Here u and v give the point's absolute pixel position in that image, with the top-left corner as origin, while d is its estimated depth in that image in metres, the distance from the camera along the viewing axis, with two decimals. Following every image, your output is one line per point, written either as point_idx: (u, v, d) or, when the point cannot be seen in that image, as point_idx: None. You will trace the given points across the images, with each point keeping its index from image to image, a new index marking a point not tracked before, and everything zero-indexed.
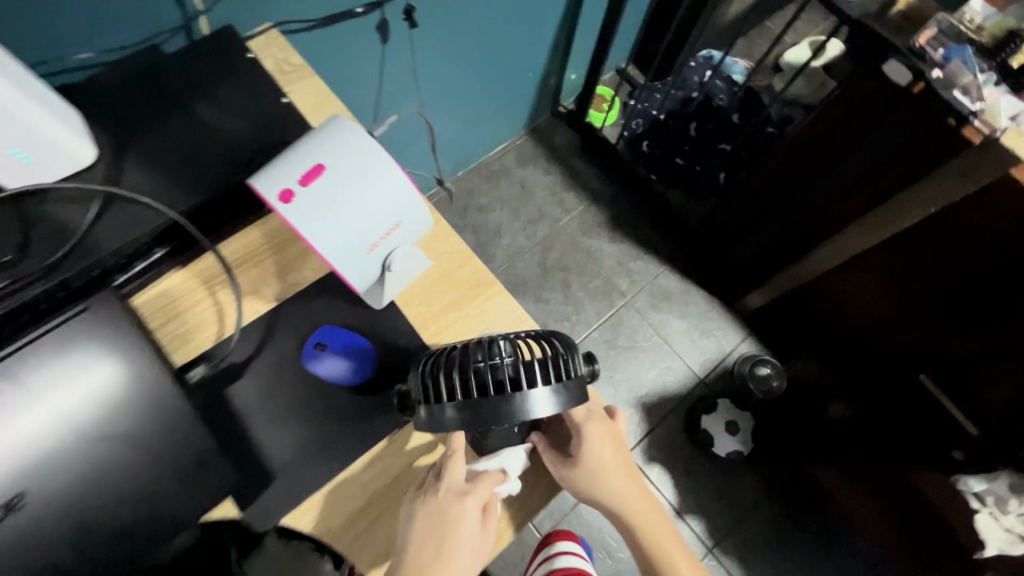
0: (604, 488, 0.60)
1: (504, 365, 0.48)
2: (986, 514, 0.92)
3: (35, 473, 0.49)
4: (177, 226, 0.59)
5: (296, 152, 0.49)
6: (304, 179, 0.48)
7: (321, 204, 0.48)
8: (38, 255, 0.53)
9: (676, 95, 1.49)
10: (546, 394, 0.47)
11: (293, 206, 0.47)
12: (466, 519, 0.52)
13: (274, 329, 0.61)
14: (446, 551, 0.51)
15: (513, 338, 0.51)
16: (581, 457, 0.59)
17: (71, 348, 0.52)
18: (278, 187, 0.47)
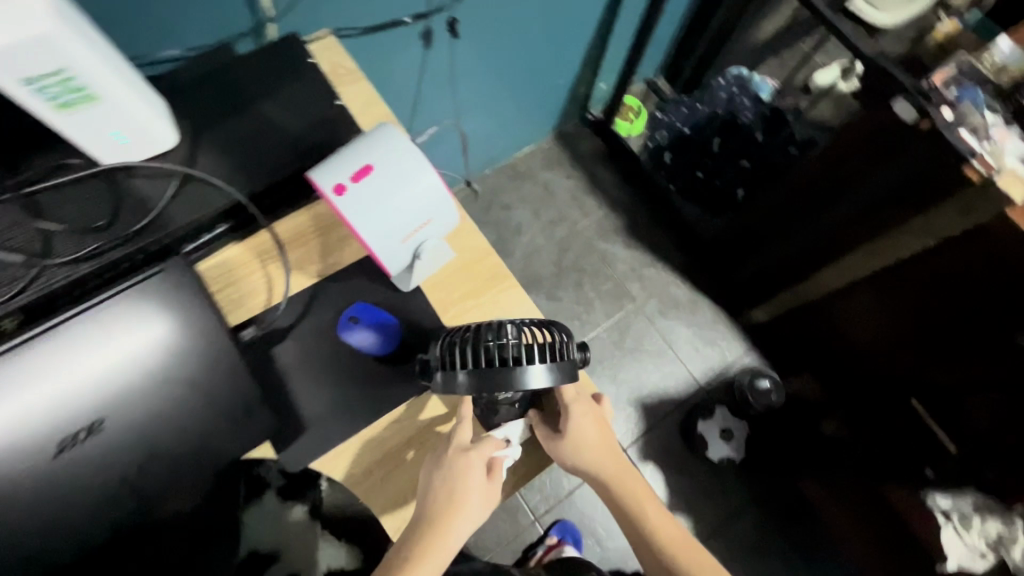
0: (586, 459, 0.68)
1: (511, 342, 0.56)
2: (951, 530, 1.06)
3: (114, 403, 0.60)
4: (240, 205, 0.68)
5: (349, 152, 0.57)
6: (355, 176, 0.56)
7: (367, 198, 0.56)
8: (126, 222, 0.64)
9: (701, 110, 1.57)
10: (541, 369, 0.56)
11: (344, 199, 0.56)
12: (471, 472, 0.61)
13: (315, 301, 0.70)
14: (455, 499, 0.60)
15: (521, 321, 0.59)
16: (567, 431, 0.67)
17: (147, 302, 0.62)
18: (333, 182, 0.56)
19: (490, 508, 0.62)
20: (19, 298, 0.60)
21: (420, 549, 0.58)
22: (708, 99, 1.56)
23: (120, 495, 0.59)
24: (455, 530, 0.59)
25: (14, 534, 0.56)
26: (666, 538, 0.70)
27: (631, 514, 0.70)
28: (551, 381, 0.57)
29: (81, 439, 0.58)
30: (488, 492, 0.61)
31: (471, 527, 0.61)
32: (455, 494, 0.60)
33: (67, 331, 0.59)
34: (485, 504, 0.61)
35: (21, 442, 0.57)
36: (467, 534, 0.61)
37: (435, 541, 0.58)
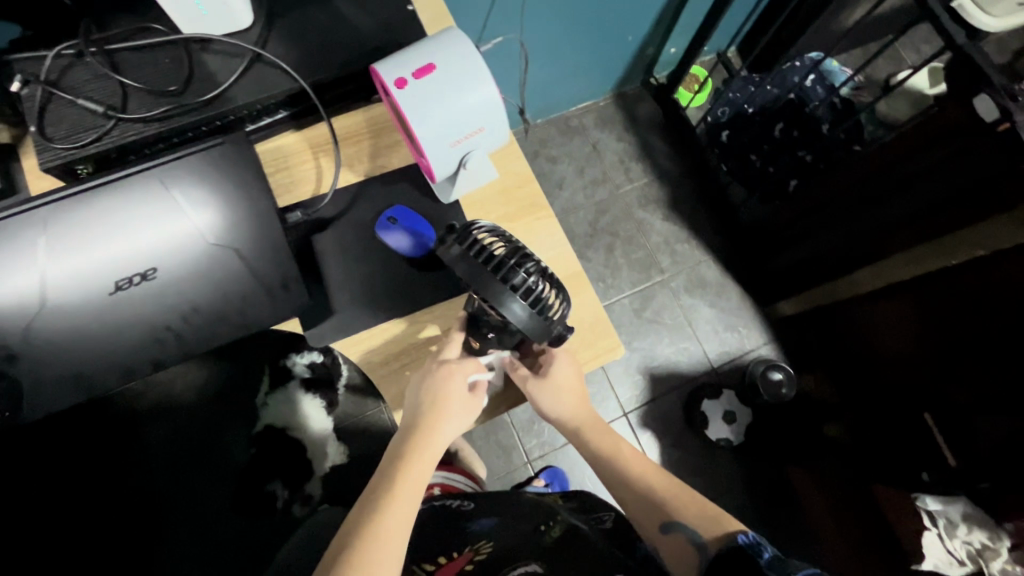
0: (557, 406, 0.72)
1: (519, 272, 0.53)
2: (934, 533, 1.03)
3: (167, 257, 0.65)
4: (304, 93, 0.70)
5: (415, 51, 0.60)
6: (417, 73, 0.58)
7: (423, 93, 0.58)
8: (195, 93, 0.67)
9: (769, 91, 1.42)
10: (519, 311, 0.52)
11: (404, 92, 0.58)
12: (453, 381, 0.65)
13: (358, 199, 0.73)
14: (439, 406, 0.64)
15: (543, 270, 0.56)
16: (545, 376, 0.70)
17: (206, 169, 0.66)
18: (396, 75, 0.58)
19: (473, 418, 0.67)
20: (95, 145, 0.65)
21: (414, 451, 0.62)
22: (778, 80, 1.42)
23: (163, 339, 0.65)
24: (442, 433, 0.64)
25: (72, 353, 0.63)
26: (643, 475, 0.70)
27: (605, 455, 0.73)
28: (514, 324, 0.53)
29: (135, 283, 0.64)
30: (469, 401, 0.66)
31: (456, 433, 0.65)
32: (438, 401, 0.64)
33: (135, 185, 0.65)
34: (466, 413, 0.66)
35: (86, 275, 0.63)
36: (452, 440, 0.65)
37: (425, 444, 0.63)
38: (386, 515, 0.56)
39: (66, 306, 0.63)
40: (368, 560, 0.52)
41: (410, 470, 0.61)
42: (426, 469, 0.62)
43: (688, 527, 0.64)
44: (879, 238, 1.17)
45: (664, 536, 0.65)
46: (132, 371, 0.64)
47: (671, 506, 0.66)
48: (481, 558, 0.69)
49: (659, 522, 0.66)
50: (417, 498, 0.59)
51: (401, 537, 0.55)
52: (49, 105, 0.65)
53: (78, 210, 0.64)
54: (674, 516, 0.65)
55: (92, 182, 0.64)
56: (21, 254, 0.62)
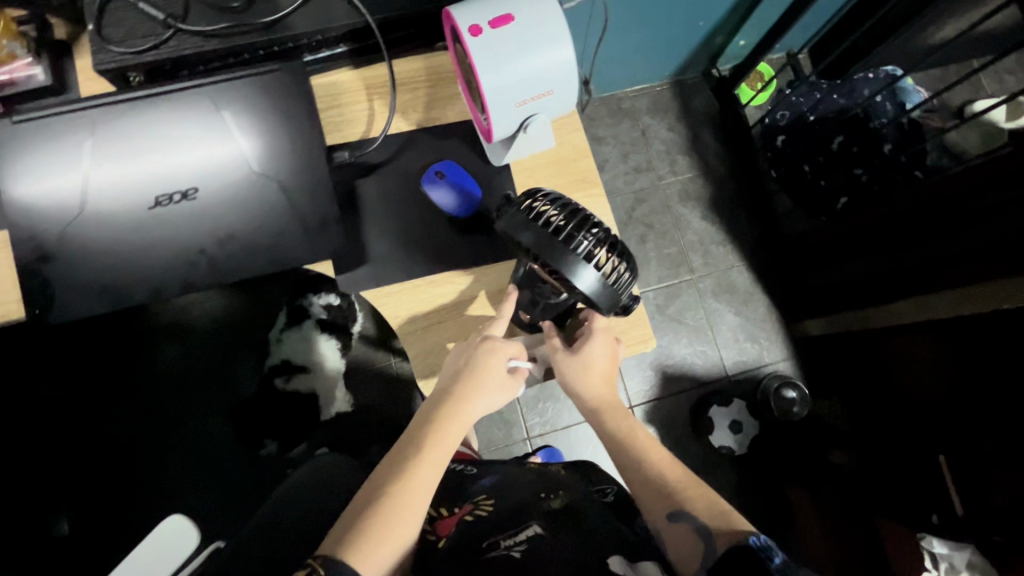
0: (584, 382, 0.66)
1: (587, 238, 0.49)
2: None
3: (210, 181, 0.64)
4: (367, 28, 0.67)
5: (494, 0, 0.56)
6: (493, 23, 0.55)
7: (498, 43, 0.55)
8: (258, 13, 0.64)
9: (836, 102, 1.30)
10: (588, 281, 0.48)
11: (477, 40, 0.55)
12: (494, 357, 0.63)
13: (406, 147, 0.70)
14: (477, 379, 0.62)
15: (609, 237, 0.51)
16: (579, 351, 0.66)
17: (262, 95, 0.64)
18: (470, 22, 0.55)
19: (507, 398, 0.65)
20: (150, 54, 0.62)
21: (446, 417, 0.60)
22: (846, 90, 1.29)
23: (197, 262, 0.64)
24: (476, 406, 0.61)
25: (106, 262, 0.62)
26: (660, 466, 0.61)
27: (620, 438, 0.65)
28: (584, 296, 0.49)
29: (175, 201, 0.63)
30: (507, 383, 0.64)
31: (489, 409, 0.63)
32: (476, 373, 0.62)
33: (186, 100, 0.63)
34: (502, 393, 0.64)
35: (128, 185, 0.62)
36: (485, 413, 0.63)
37: (457, 412, 0.60)
38: (410, 477, 0.54)
39: (105, 214, 0.62)
40: (387, 520, 0.52)
41: (439, 435, 0.59)
42: (455, 438, 0.60)
43: (697, 518, 0.55)
44: (930, 271, 1.12)
45: (670, 526, 0.56)
46: (163, 289, 0.64)
47: (679, 495, 0.58)
48: (483, 512, 0.66)
49: (666, 511, 0.57)
50: (443, 464, 0.58)
51: (421, 502, 0.54)
52: (110, 5, 0.63)
53: (126, 118, 0.63)
54: (682, 505, 0.56)
55: (144, 92, 0.63)
56: (67, 155, 0.62)
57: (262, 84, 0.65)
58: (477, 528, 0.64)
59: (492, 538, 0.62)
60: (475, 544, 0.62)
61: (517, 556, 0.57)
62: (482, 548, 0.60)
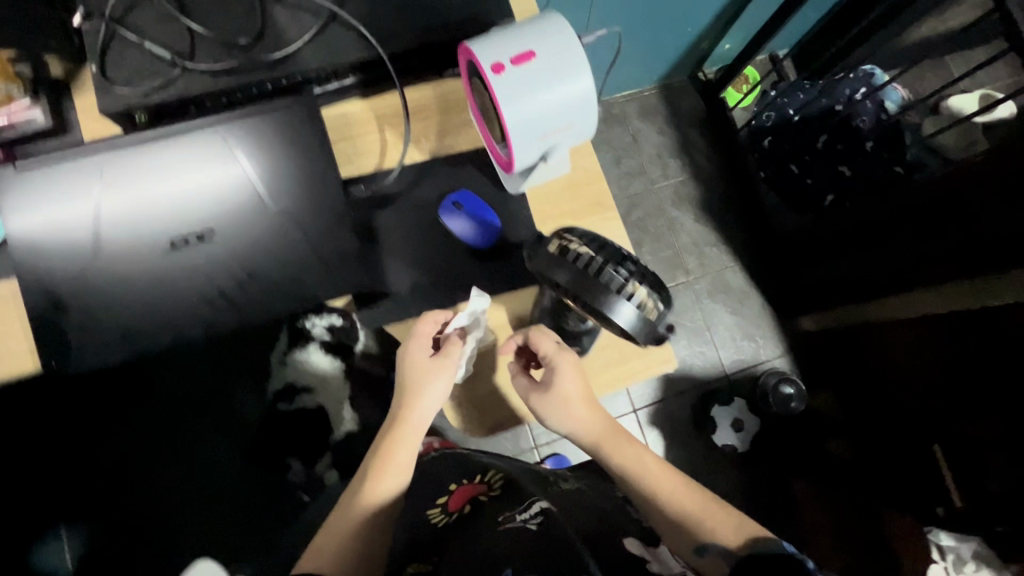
0: (564, 417, 0.65)
1: (621, 273, 0.49)
2: (940, 566, 1.10)
3: (225, 221, 0.63)
4: (378, 61, 0.67)
5: (513, 36, 0.56)
6: (515, 60, 0.55)
7: (522, 81, 0.55)
8: (267, 48, 0.63)
9: (820, 102, 1.34)
10: (627, 315, 0.48)
11: (500, 78, 0.55)
12: (412, 350, 0.64)
13: (422, 178, 0.70)
14: (404, 382, 0.64)
15: (642, 270, 0.51)
16: (550, 387, 0.64)
17: (276, 131, 0.64)
18: (493, 59, 0.55)
19: (447, 383, 0.63)
20: (158, 95, 0.61)
21: (393, 433, 0.64)
22: (828, 90, 1.33)
23: (216, 304, 0.63)
24: (420, 411, 0.64)
25: (122, 309, 0.61)
26: (671, 493, 0.59)
27: (629, 471, 0.62)
28: (623, 331, 0.49)
29: (191, 244, 0.62)
30: (430, 370, 0.63)
31: (425, 401, 0.63)
32: (403, 376, 0.64)
33: (197, 140, 0.63)
34: (431, 381, 0.63)
35: (141, 228, 0.62)
36: (434, 411, 0.64)
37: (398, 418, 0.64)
38: (361, 497, 0.61)
39: (119, 260, 0.61)
40: (347, 536, 0.59)
41: (390, 451, 0.63)
42: (408, 449, 0.63)
43: (722, 545, 0.54)
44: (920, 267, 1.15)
45: (697, 557, 0.55)
46: (182, 332, 0.63)
47: (699, 522, 0.56)
48: (494, 492, 0.67)
49: (690, 543, 0.55)
50: (400, 474, 0.63)
51: (381, 513, 0.61)
52: (111, 44, 0.61)
53: (136, 161, 0.61)
54: (706, 536, 0.55)
55: (154, 133, 0.62)
56: (74, 199, 0.60)
57: (275, 120, 0.64)
58: (490, 506, 0.64)
59: (506, 512, 0.61)
60: (491, 517, 0.62)
61: (534, 528, 0.57)
62: (496, 521, 0.60)
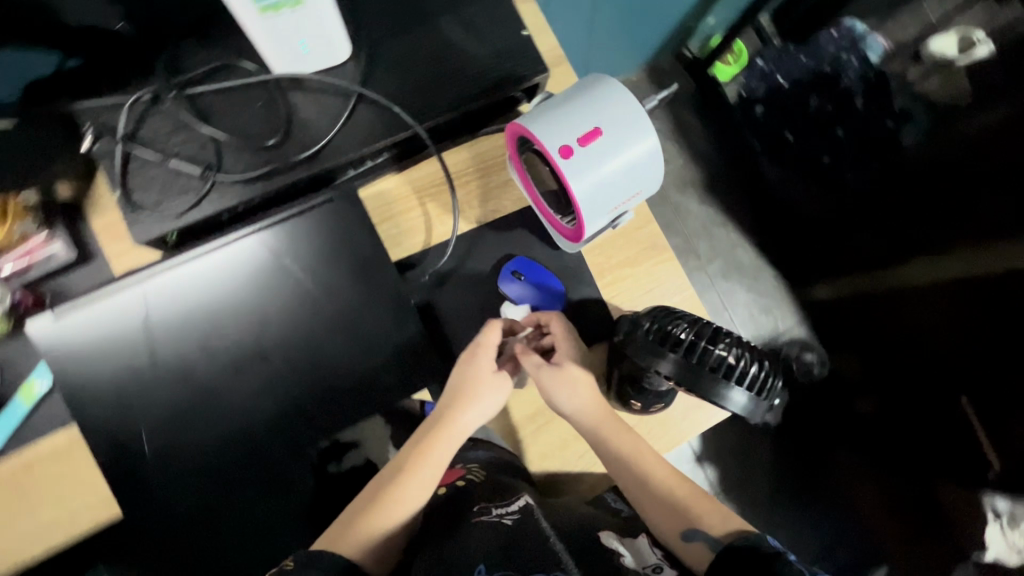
0: (574, 398, 0.60)
1: (720, 353, 0.49)
2: (997, 527, 1.07)
3: (282, 333, 0.60)
4: (415, 137, 0.63)
5: (574, 112, 0.53)
6: (583, 139, 0.53)
7: (593, 162, 0.53)
8: (298, 144, 0.59)
9: (801, 62, 1.15)
10: (737, 395, 0.47)
11: (570, 162, 0.53)
12: (479, 358, 0.61)
13: (473, 249, 0.67)
14: (464, 392, 0.60)
15: (740, 342, 0.50)
16: (562, 366, 0.60)
17: (324, 229, 0.61)
18: (559, 143, 0.53)
19: (502, 397, 0.61)
20: (194, 212, 0.57)
21: (432, 433, 0.59)
22: (813, 48, 1.13)
23: (286, 422, 0.60)
24: (465, 419, 0.59)
25: (192, 442, 0.58)
26: (667, 480, 0.57)
27: (625, 455, 0.58)
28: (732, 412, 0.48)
29: (252, 363, 0.59)
30: (496, 381, 0.61)
31: (481, 416, 0.60)
32: (465, 385, 0.60)
33: (240, 252, 0.59)
34: (493, 392, 0.61)
35: (202, 354, 0.59)
36: (480, 423, 0.61)
37: (444, 426, 0.59)
38: (392, 495, 0.56)
39: (180, 392, 0.58)
40: (363, 532, 0.54)
41: (426, 446, 0.59)
42: (445, 452, 0.59)
43: (712, 534, 0.52)
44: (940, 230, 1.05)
45: (683, 544, 0.52)
46: (253, 457, 0.59)
47: (691, 510, 0.54)
48: (473, 479, 0.60)
49: (678, 528, 0.53)
50: (432, 477, 0.58)
51: (407, 510, 0.56)
52: (133, 167, 0.57)
53: (182, 286, 0.58)
54: (695, 521, 0.53)
55: (195, 251, 0.58)
56: (128, 336, 0.58)
57: (319, 218, 0.61)
58: (468, 495, 0.58)
59: (482, 503, 0.56)
60: (465, 506, 0.56)
61: (510, 524, 0.52)
62: (471, 512, 0.55)
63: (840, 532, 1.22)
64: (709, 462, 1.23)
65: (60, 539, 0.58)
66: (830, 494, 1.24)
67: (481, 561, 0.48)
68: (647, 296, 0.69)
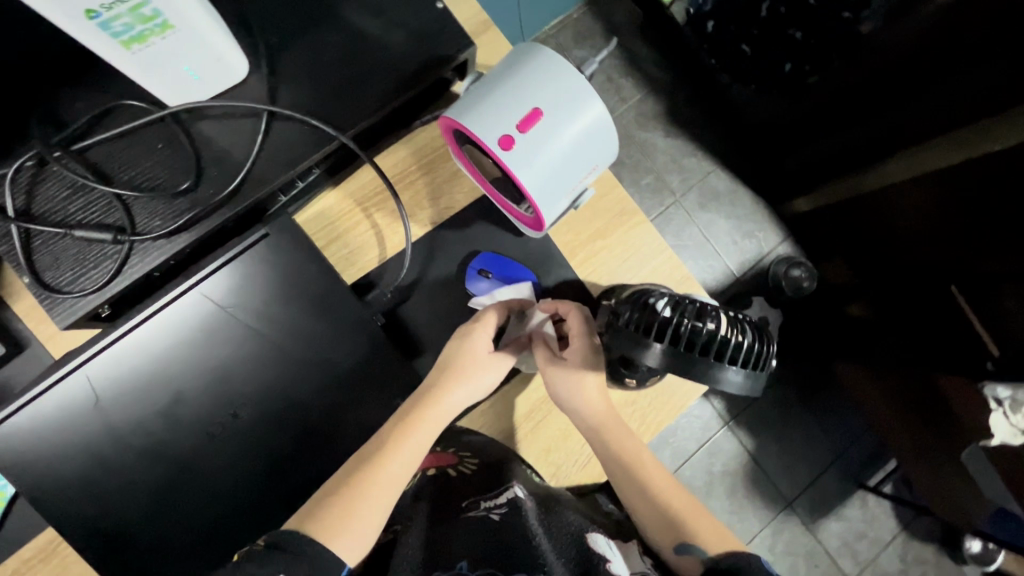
0: (576, 396, 0.58)
1: (703, 330, 0.46)
2: (999, 413, 0.87)
3: (246, 387, 0.56)
4: (342, 146, 0.57)
5: (509, 95, 0.48)
6: (522, 124, 0.47)
7: (539, 147, 0.48)
8: (214, 182, 0.53)
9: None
10: (729, 372, 0.44)
11: (513, 153, 0.47)
12: (477, 335, 0.58)
13: (434, 252, 0.63)
14: (457, 367, 0.57)
15: (723, 317, 0.48)
16: (569, 364, 0.58)
17: (269, 269, 0.56)
18: (498, 133, 0.47)
19: (494, 379, 0.59)
20: (117, 282, 0.51)
21: (418, 408, 0.55)
22: None
23: (274, 475, 0.56)
24: (454, 397, 0.56)
25: (178, 518, 0.54)
26: (667, 494, 0.55)
27: (625, 461, 0.56)
28: (728, 390, 0.44)
29: (224, 425, 0.55)
30: (492, 361, 0.59)
31: (471, 396, 0.58)
32: (460, 360, 0.57)
33: (182, 309, 0.54)
34: (486, 373, 0.58)
35: (167, 427, 0.54)
36: (467, 402, 0.58)
37: (434, 400, 0.55)
38: (378, 469, 0.51)
39: (152, 470, 0.54)
40: (348, 505, 0.48)
41: (413, 423, 0.54)
42: (432, 429, 0.55)
43: (705, 548, 0.48)
44: (902, 111, 0.92)
45: (677, 557, 0.49)
46: (245, 518, 0.55)
47: (687, 522, 0.51)
48: (465, 470, 0.58)
49: (673, 540, 0.50)
50: (417, 456, 0.53)
51: (392, 490, 0.51)
52: (37, 246, 0.51)
53: (127, 358, 0.53)
54: (691, 536, 0.50)
55: (131, 321, 0.53)
56: (80, 424, 0.53)
57: (258, 257, 0.55)
58: (456, 485, 0.57)
59: (470, 497, 0.55)
60: (452, 501, 0.55)
61: (496, 519, 0.50)
62: (460, 506, 0.54)
63: (849, 435, 1.26)
64: (715, 395, 1.22)
65: None
66: (836, 409, 1.27)
67: (463, 559, 0.47)
68: (625, 266, 0.65)
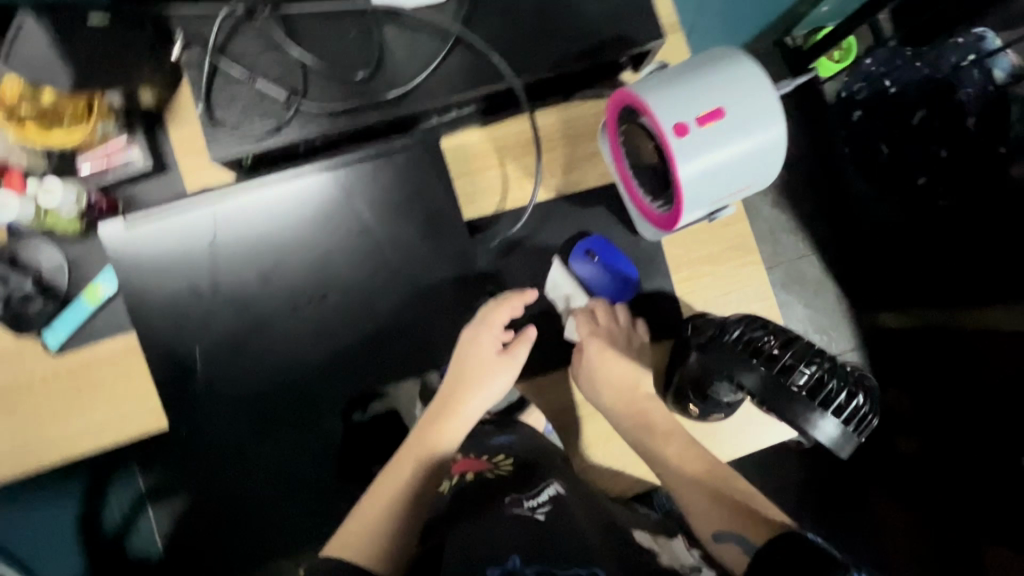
0: (593, 389, 0.60)
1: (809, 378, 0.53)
2: None
3: (342, 275, 0.58)
4: (508, 91, 0.59)
5: (694, 88, 0.49)
6: (702, 118, 0.48)
7: (710, 144, 0.48)
8: (386, 82, 0.56)
9: (919, 70, 0.87)
10: (825, 426, 0.51)
11: (684, 141, 0.48)
12: (482, 339, 0.58)
13: (547, 219, 0.64)
14: (468, 377, 0.59)
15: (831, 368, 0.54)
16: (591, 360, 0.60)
17: (402, 176, 0.58)
18: (676, 120, 0.48)
19: (509, 381, 0.59)
20: (272, 139, 0.55)
21: (437, 420, 0.58)
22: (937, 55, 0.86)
23: (333, 366, 0.58)
24: (469, 405, 0.58)
25: (241, 371, 0.57)
26: (700, 475, 0.56)
27: (650, 454, 0.58)
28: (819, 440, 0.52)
29: (311, 302, 0.57)
30: (501, 362, 0.59)
31: (490, 398, 0.59)
32: (471, 370, 0.58)
33: (306, 193, 0.57)
34: (498, 376, 0.59)
35: (263, 289, 0.57)
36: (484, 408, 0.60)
37: (451, 410, 0.58)
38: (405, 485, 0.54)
39: (234, 318, 0.57)
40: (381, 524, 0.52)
41: (435, 433, 0.57)
42: (453, 436, 0.58)
43: (746, 537, 0.50)
44: None
45: (720, 545, 0.51)
46: (292, 394, 0.58)
47: (727, 505, 0.53)
48: (503, 471, 0.54)
49: (709, 527, 0.52)
50: (441, 464, 0.56)
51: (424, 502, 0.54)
52: (216, 82, 0.55)
53: (250, 212, 0.57)
54: (728, 521, 0.51)
55: (261, 183, 0.56)
56: (191, 257, 0.56)
57: (392, 163, 0.58)
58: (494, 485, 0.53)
59: (513, 494, 0.51)
60: (494, 497, 0.51)
61: (542, 519, 0.47)
62: (501, 504, 0.49)
63: None
64: None
65: (109, 441, 0.59)
66: None
67: (515, 554, 0.44)
68: (724, 298, 0.64)
